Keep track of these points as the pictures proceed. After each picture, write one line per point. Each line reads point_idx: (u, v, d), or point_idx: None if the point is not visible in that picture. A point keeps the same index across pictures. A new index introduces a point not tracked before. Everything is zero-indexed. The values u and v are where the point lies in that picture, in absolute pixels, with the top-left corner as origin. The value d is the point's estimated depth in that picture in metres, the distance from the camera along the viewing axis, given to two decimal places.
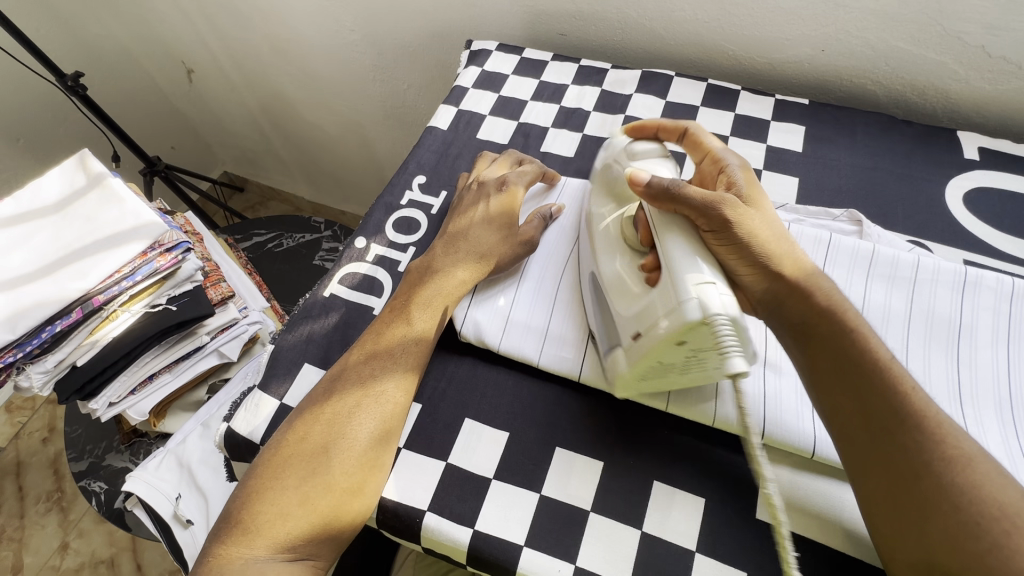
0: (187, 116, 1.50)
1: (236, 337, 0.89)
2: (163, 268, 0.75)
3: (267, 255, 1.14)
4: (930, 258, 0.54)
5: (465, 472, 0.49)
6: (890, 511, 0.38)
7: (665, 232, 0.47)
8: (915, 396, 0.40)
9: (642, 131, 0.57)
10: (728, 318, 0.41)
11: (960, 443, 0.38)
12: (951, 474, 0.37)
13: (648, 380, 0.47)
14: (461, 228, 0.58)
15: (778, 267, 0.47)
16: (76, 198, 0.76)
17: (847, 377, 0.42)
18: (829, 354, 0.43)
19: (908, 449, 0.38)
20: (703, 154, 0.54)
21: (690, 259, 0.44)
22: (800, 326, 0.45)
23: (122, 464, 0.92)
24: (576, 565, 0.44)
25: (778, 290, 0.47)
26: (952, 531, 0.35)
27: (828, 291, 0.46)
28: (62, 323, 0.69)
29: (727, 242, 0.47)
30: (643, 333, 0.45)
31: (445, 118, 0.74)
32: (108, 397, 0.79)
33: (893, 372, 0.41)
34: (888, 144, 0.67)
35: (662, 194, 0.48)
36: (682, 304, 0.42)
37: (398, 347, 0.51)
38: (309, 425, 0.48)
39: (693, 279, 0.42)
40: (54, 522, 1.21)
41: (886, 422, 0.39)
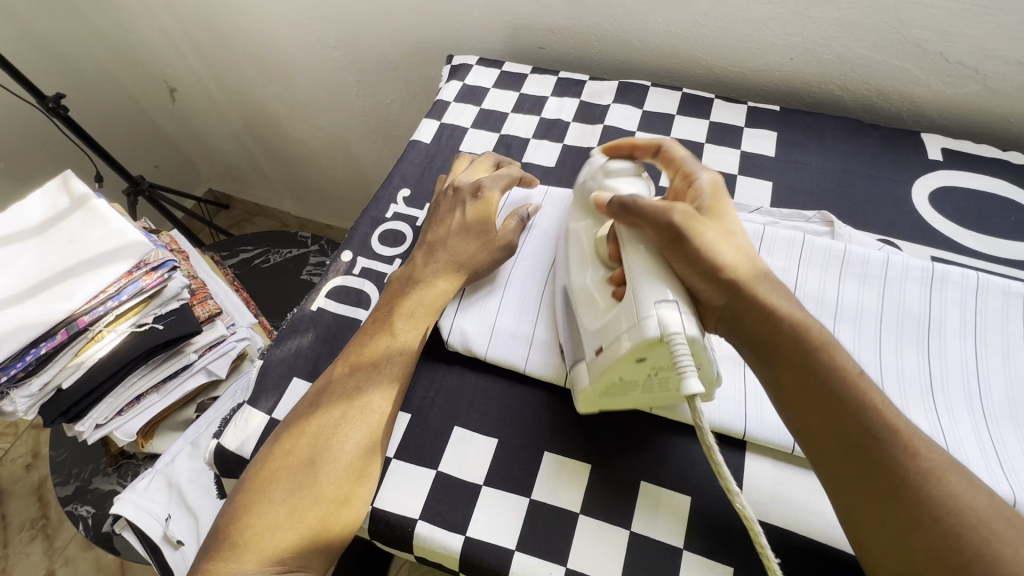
0: (170, 134, 1.50)
1: (224, 354, 0.89)
2: (148, 287, 0.75)
3: (254, 271, 1.14)
4: (898, 256, 0.56)
5: (456, 480, 0.49)
6: (873, 528, 0.38)
7: (628, 247, 0.49)
8: (888, 411, 0.41)
9: (617, 149, 0.57)
10: (684, 337, 0.42)
11: (931, 455, 0.39)
12: (930, 487, 0.37)
13: (612, 397, 0.48)
14: (440, 239, 0.59)
15: (737, 281, 0.47)
16: (59, 219, 0.76)
17: (814, 394, 0.43)
18: (796, 370, 0.44)
19: (885, 465, 0.39)
20: (676, 168, 0.54)
21: (651, 279, 0.46)
22: (761, 341, 0.46)
23: (110, 487, 0.90)
24: (567, 567, 0.45)
25: (737, 309, 0.47)
26: (935, 543, 0.36)
27: (790, 305, 0.46)
28: (46, 344, 0.69)
29: (683, 256, 0.47)
30: (606, 347, 0.46)
31: (428, 132, 0.75)
32: (95, 419, 0.78)
33: (864, 390, 0.42)
34: (857, 147, 0.69)
35: (623, 210, 0.50)
36: (643, 321, 0.44)
37: (383, 358, 0.52)
38: (295, 439, 0.48)
39: (654, 299, 0.45)
40: (39, 550, 1.18)
41: (860, 440, 0.40)
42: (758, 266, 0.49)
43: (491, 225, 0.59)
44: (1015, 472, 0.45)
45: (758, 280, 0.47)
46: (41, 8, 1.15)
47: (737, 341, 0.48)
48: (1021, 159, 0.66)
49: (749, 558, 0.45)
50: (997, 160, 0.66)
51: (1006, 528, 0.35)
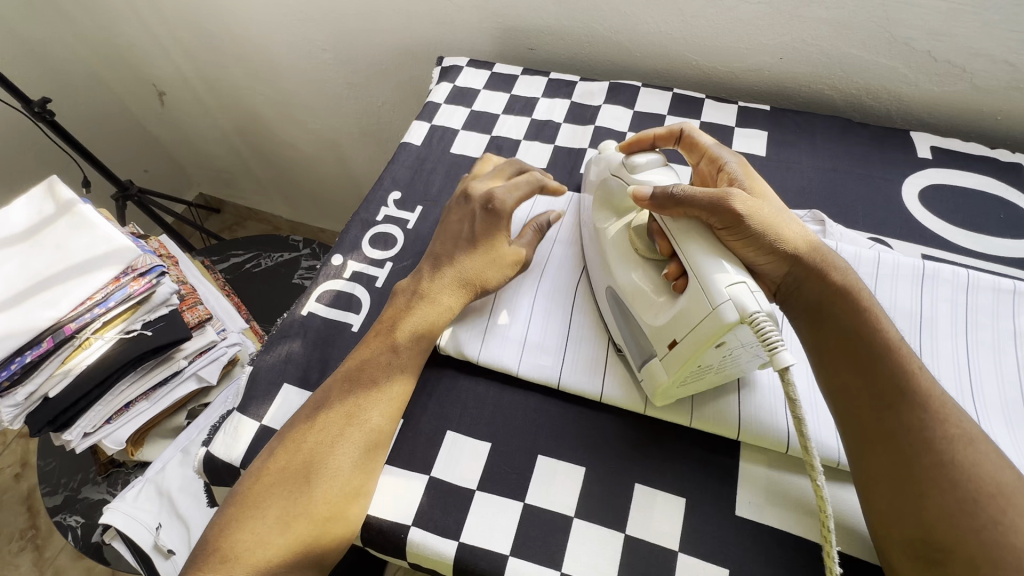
0: (159, 138, 1.48)
1: (215, 360, 0.88)
2: (136, 293, 0.74)
3: (245, 275, 1.13)
4: (889, 254, 0.56)
5: (449, 485, 0.49)
6: (888, 488, 0.40)
7: (682, 238, 0.48)
8: (922, 375, 0.42)
9: (637, 145, 0.59)
10: (765, 314, 0.41)
11: (962, 424, 0.40)
12: (950, 450, 0.39)
13: (687, 385, 0.48)
14: (447, 251, 0.58)
15: (795, 251, 0.47)
16: (45, 225, 0.75)
17: (856, 357, 0.44)
18: (839, 334, 0.45)
19: (913, 427, 0.40)
20: (700, 154, 0.56)
21: (714, 260, 0.45)
22: (815, 308, 0.47)
23: (99, 497, 0.89)
24: (561, 572, 0.45)
25: (796, 274, 0.48)
26: (952, 508, 0.37)
27: (843, 269, 0.48)
28: (32, 353, 0.67)
29: (742, 236, 0.47)
30: (680, 339, 0.45)
31: (418, 134, 0.75)
32: (83, 428, 0.77)
33: (902, 354, 0.43)
34: (847, 146, 0.69)
35: (668, 202, 0.49)
36: (718, 307, 0.42)
37: (382, 375, 0.51)
38: (291, 453, 0.48)
39: (725, 282, 0.43)
40: (28, 561, 1.16)
41: (892, 400, 0.41)
42: (810, 235, 0.49)
43: (504, 239, 0.58)
44: None
45: (812, 249, 0.48)
46: (27, 12, 1.14)
47: (790, 307, 0.49)
48: (1009, 157, 0.66)
49: (743, 559, 0.45)
50: (985, 158, 0.66)
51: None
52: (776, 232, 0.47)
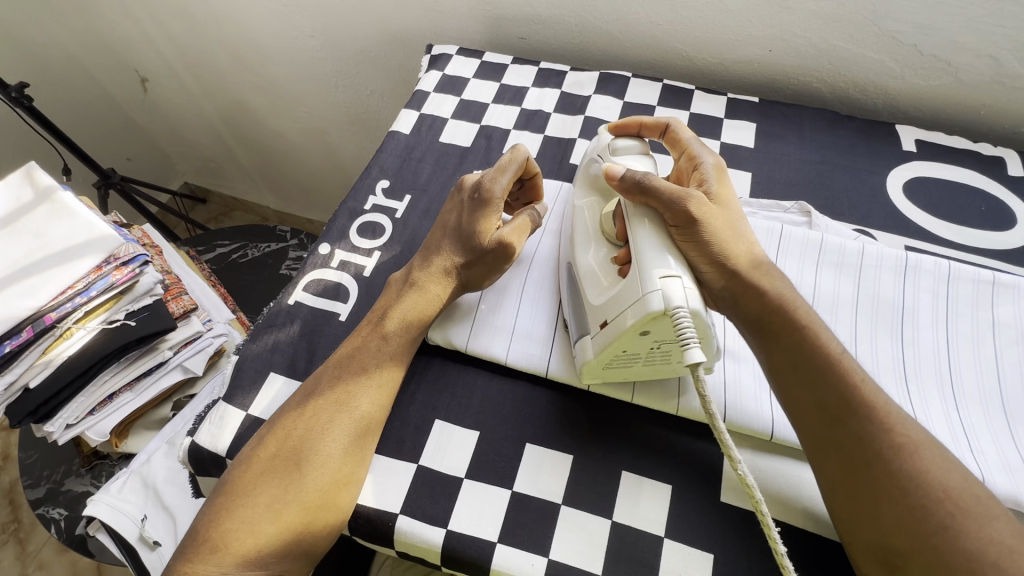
0: (142, 126, 1.45)
1: (201, 351, 0.87)
2: (119, 282, 0.73)
3: (231, 266, 1.12)
4: (873, 246, 0.57)
5: (437, 473, 0.49)
6: (845, 497, 0.42)
7: (636, 221, 0.50)
8: (866, 386, 0.44)
9: (624, 129, 0.59)
10: (688, 309, 0.43)
11: (908, 432, 0.42)
12: (900, 460, 0.40)
13: (614, 369, 0.49)
14: (437, 241, 0.57)
15: (733, 265, 0.50)
16: (24, 213, 0.74)
17: (800, 370, 0.46)
18: (783, 350, 0.47)
19: (859, 438, 0.42)
20: (681, 150, 0.56)
21: (659, 252, 0.47)
22: (756, 323, 0.49)
23: (83, 489, 0.88)
24: (549, 559, 0.45)
25: (734, 288, 0.50)
26: (906, 515, 0.39)
27: (780, 286, 0.50)
28: (11, 343, 0.66)
29: (691, 238, 0.49)
30: (610, 321, 0.47)
31: (407, 122, 0.74)
32: (65, 419, 0.76)
33: (844, 366, 0.45)
34: (834, 138, 0.70)
35: (634, 187, 0.50)
36: (647, 295, 0.44)
37: (372, 359, 0.51)
38: (280, 441, 0.47)
39: (660, 272, 0.45)
40: (12, 553, 1.16)
41: (838, 412, 0.43)
42: (755, 252, 0.52)
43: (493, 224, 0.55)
44: (985, 455, 0.46)
45: (754, 266, 0.51)
46: None
47: (736, 319, 0.51)
48: (991, 151, 0.67)
49: (725, 543, 0.45)
50: (968, 151, 0.67)
51: (972, 502, 0.38)
52: (721, 240, 0.50)
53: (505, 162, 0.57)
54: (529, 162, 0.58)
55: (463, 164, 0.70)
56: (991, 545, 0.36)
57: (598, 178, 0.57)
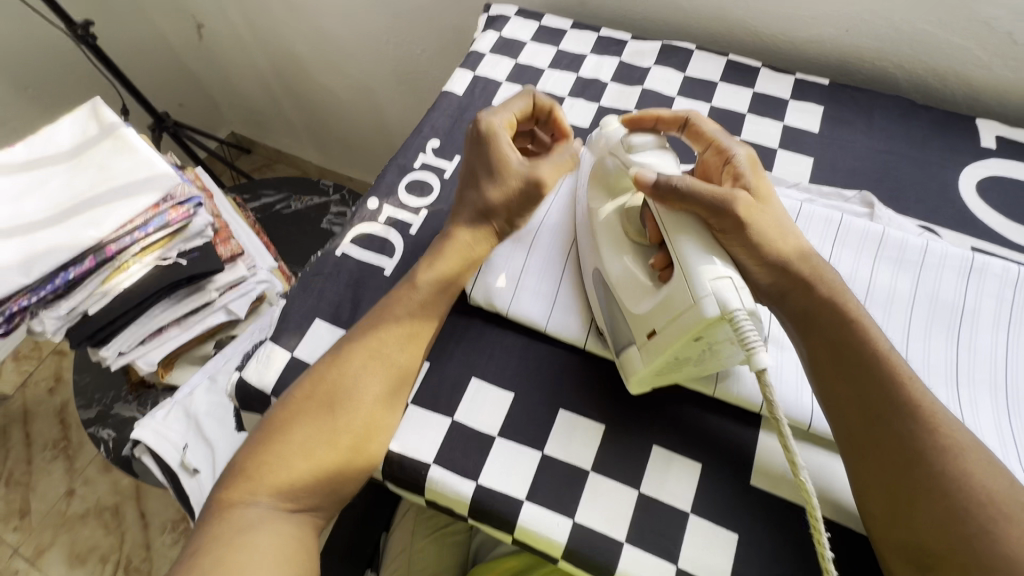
0: (195, 73, 1.48)
1: (246, 295, 0.90)
2: (174, 222, 0.76)
3: (275, 216, 1.14)
4: (938, 243, 0.55)
5: (471, 429, 0.50)
6: (882, 493, 0.41)
7: (677, 233, 0.47)
8: (911, 384, 0.43)
9: (639, 122, 0.56)
10: (745, 311, 0.42)
11: (953, 434, 0.41)
12: (940, 462, 0.40)
13: (666, 375, 0.48)
14: (462, 207, 0.55)
15: (785, 260, 0.48)
16: (89, 146, 0.77)
17: (843, 364, 0.45)
18: (828, 344, 0.46)
19: (904, 437, 0.41)
20: (705, 144, 0.54)
21: (704, 254, 0.44)
22: (801, 317, 0.48)
23: (131, 414, 0.94)
24: (574, 521, 0.46)
25: (781, 285, 0.49)
26: (944, 516, 0.38)
27: (831, 280, 0.48)
28: (75, 270, 0.70)
29: (739, 239, 0.47)
30: (660, 329, 0.45)
31: (461, 82, 0.73)
32: (119, 346, 0.80)
33: (891, 361, 0.44)
34: (907, 127, 0.66)
35: (672, 194, 0.47)
36: (700, 301, 0.43)
37: (405, 312, 0.52)
38: (316, 385, 0.49)
39: (710, 275, 0.43)
40: (60, 468, 1.25)
41: (880, 410, 0.43)
42: (803, 245, 0.50)
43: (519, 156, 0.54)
44: None
45: (800, 258, 0.49)
46: None
47: (781, 314, 0.49)
48: None
49: (751, 526, 0.46)
50: None
51: (1016, 508, 0.38)
52: (766, 241, 0.48)
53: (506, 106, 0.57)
54: (536, 100, 0.58)
55: None
56: None
57: (619, 177, 0.54)
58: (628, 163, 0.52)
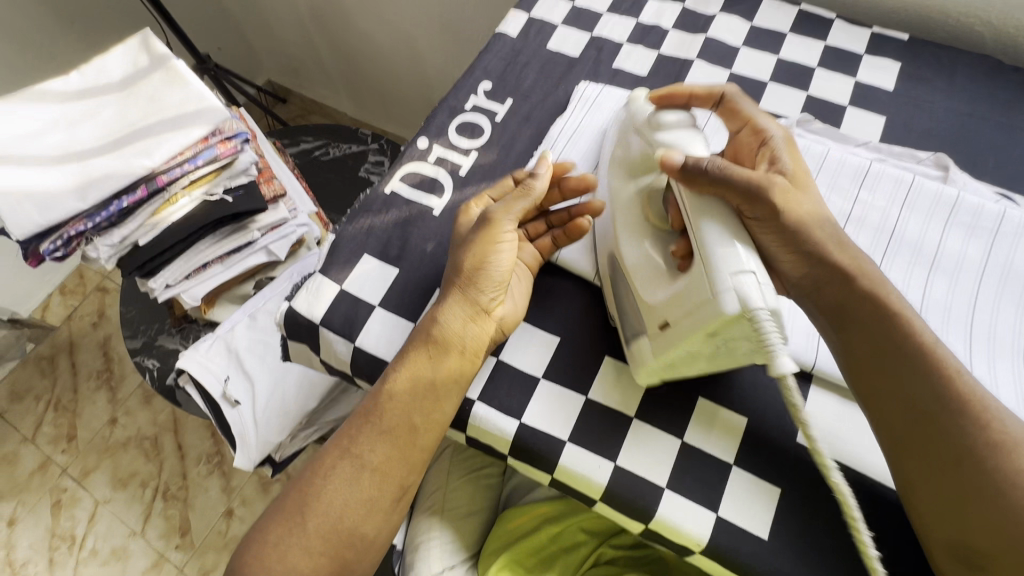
0: (236, 15, 1.47)
1: (286, 237, 0.89)
2: (222, 156, 0.77)
3: (313, 163, 1.15)
4: (1017, 211, 0.52)
5: (516, 369, 0.50)
6: (929, 490, 0.40)
7: (702, 213, 0.42)
8: (959, 380, 0.41)
9: (670, 98, 0.53)
10: (767, 310, 0.38)
11: (1006, 429, 0.39)
12: (994, 458, 0.38)
13: (677, 368, 0.45)
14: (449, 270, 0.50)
15: (824, 252, 0.45)
16: (140, 78, 0.77)
17: (883, 359, 0.43)
18: (867, 333, 0.43)
19: (955, 434, 0.40)
20: (741, 122, 0.51)
21: (725, 240, 0.40)
22: (837, 311, 0.45)
23: (174, 346, 0.97)
24: (616, 464, 0.46)
25: (817, 276, 0.45)
26: (995, 515, 0.37)
27: (873, 276, 0.45)
28: (128, 199, 0.72)
29: (776, 229, 0.45)
30: (672, 323, 0.42)
31: (515, 24, 0.70)
32: (166, 279, 0.82)
33: (938, 355, 0.42)
34: (991, 89, 0.62)
35: (702, 175, 0.43)
36: (719, 296, 0.38)
37: (388, 412, 0.47)
38: (305, 491, 0.47)
39: (731, 270, 0.39)
40: (104, 398, 1.32)
41: (927, 408, 0.41)
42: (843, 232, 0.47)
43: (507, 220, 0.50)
44: None
45: (838, 247, 0.46)
46: None
47: (812, 309, 0.46)
48: None
49: (797, 484, 0.45)
50: None
51: None
52: (802, 227, 0.45)
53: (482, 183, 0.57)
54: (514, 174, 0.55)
55: (569, 74, 0.66)
56: None
57: (644, 160, 0.49)
58: (651, 143, 0.48)
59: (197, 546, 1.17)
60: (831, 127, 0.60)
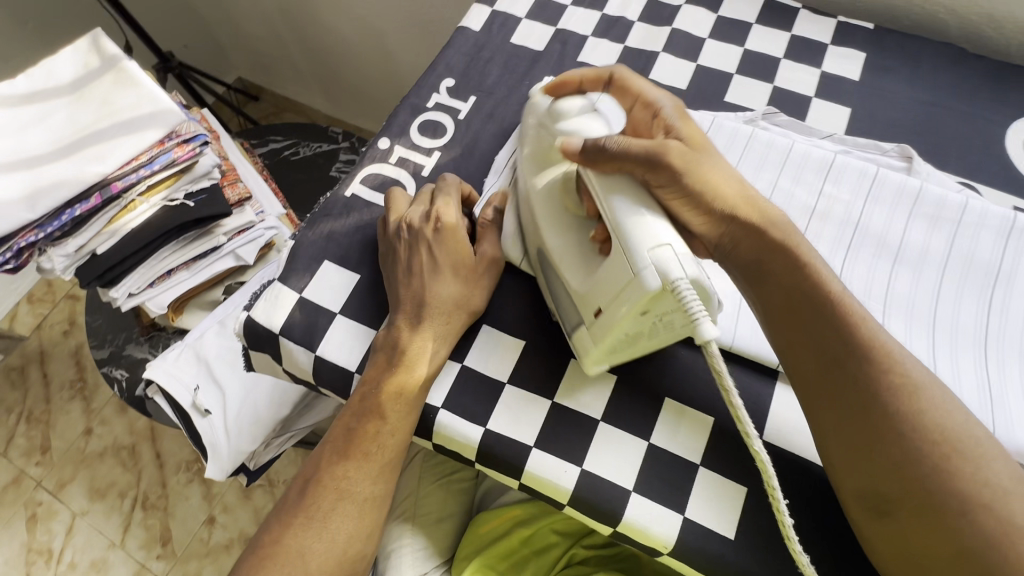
0: (202, 11, 1.42)
1: (252, 241, 0.87)
2: (180, 160, 0.74)
3: (283, 163, 1.12)
4: (979, 201, 0.52)
5: (480, 375, 0.49)
6: (841, 441, 0.40)
7: (609, 190, 0.44)
8: (866, 327, 0.41)
9: (563, 87, 0.53)
10: (688, 279, 0.38)
11: (907, 372, 0.39)
12: (898, 403, 0.38)
13: (618, 351, 0.46)
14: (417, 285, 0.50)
15: (731, 210, 0.45)
16: (90, 80, 0.74)
17: (797, 313, 0.42)
18: (782, 290, 0.43)
19: (860, 381, 0.39)
20: (633, 98, 0.51)
21: (635, 212, 0.42)
22: (751, 266, 0.44)
23: (142, 355, 0.94)
24: (582, 468, 0.46)
25: (733, 234, 0.45)
26: (900, 458, 0.38)
27: (785, 226, 0.44)
28: (81, 207, 0.69)
29: (680, 192, 0.44)
30: (604, 308, 0.42)
31: (478, 18, 0.68)
32: (128, 287, 0.80)
33: (846, 307, 0.41)
34: (954, 78, 0.62)
35: (599, 156, 0.45)
36: (641, 273, 0.39)
37: (371, 441, 0.47)
38: (289, 533, 0.45)
39: (649, 246, 0.40)
40: (77, 409, 1.29)
41: (837, 356, 0.40)
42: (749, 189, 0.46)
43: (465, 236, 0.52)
44: None
45: (745, 204, 0.45)
46: None
47: (728, 266, 0.46)
48: None
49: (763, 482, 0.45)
50: None
51: (972, 445, 0.37)
52: (705, 189, 0.44)
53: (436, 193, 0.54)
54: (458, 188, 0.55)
55: (534, 69, 0.65)
56: (985, 487, 0.36)
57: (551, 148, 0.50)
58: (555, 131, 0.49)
59: (178, 555, 1.15)
60: (797, 119, 0.59)
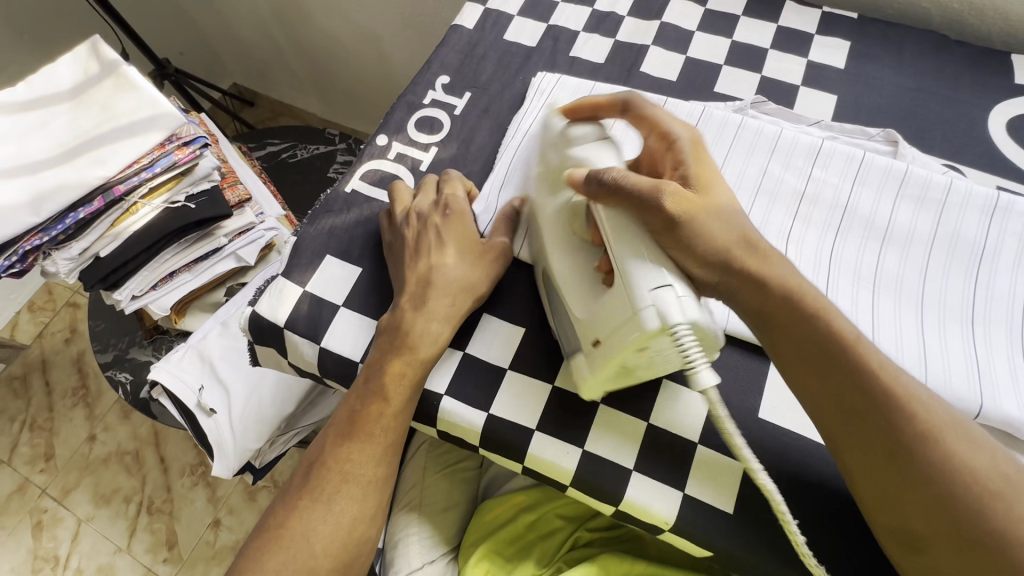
0: (196, 18, 1.44)
1: (253, 243, 0.89)
2: (180, 162, 0.75)
3: (281, 165, 1.13)
4: (962, 182, 0.53)
5: (482, 361, 0.51)
6: (869, 483, 0.40)
7: (613, 229, 0.43)
8: (884, 373, 0.40)
9: (580, 111, 0.52)
10: (687, 324, 0.39)
11: (928, 413, 0.39)
12: (924, 448, 0.38)
13: (616, 382, 0.46)
14: (421, 276, 0.51)
15: (729, 257, 0.44)
16: (90, 86, 0.75)
17: (812, 359, 0.42)
18: (793, 339, 0.43)
19: (885, 425, 0.39)
20: (648, 128, 0.49)
21: (642, 257, 0.41)
22: (761, 314, 0.44)
23: (146, 358, 0.95)
24: (584, 450, 0.47)
25: (730, 283, 0.44)
26: (932, 501, 0.37)
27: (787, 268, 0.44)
28: (84, 211, 0.70)
29: (675, 242, 0.43)
30: (603, 341, 0.43)
31: (471, 16, 0.70)
32: (132, 290, 0.81)
33: (859, 351, 0.41)
34: (937, 64, 0.63)
35: (603, 189, 0.44)
36: (640, 312, 0.39)
37: (375, 425, 0.48)
38: (293, 515, 0.46)
39: (650, 285, 0.40)
40: (81, 415, 1.29)
41: (857, 403, 0.40)
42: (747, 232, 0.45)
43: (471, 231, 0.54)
44: None
45: (743, 246, 0.44)
46: None
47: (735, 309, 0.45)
48: None
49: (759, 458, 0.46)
50: None
51: (1001, 482, 0.37)
52: (700, 240, 0.43)
53: (442, 186, 0.56)
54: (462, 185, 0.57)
55: (527, 64, 0.66)
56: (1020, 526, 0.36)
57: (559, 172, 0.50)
58: (566, 155, 0.50)
59: (185, 559, 1.15)
60: (785, 107, 0.61)
